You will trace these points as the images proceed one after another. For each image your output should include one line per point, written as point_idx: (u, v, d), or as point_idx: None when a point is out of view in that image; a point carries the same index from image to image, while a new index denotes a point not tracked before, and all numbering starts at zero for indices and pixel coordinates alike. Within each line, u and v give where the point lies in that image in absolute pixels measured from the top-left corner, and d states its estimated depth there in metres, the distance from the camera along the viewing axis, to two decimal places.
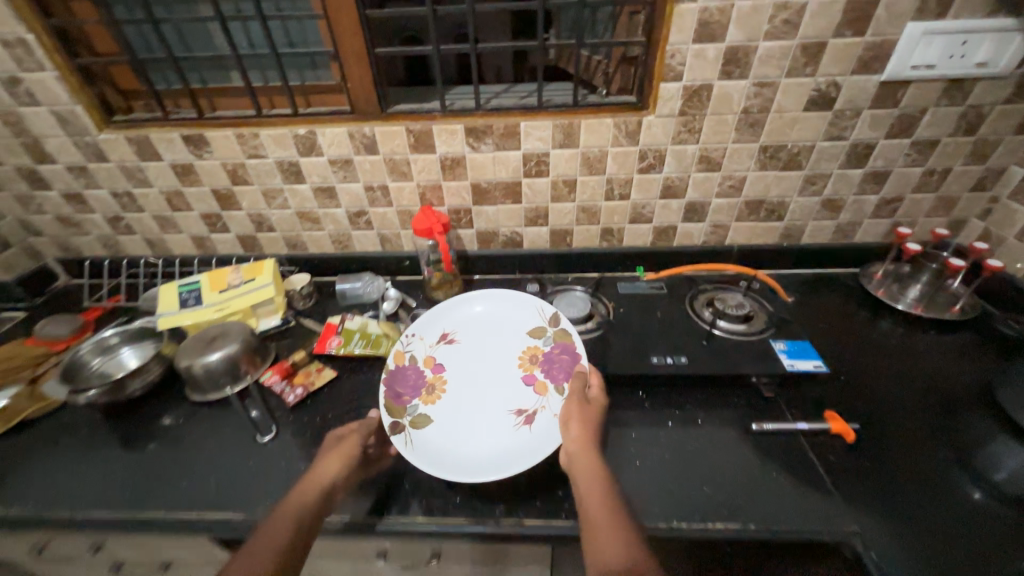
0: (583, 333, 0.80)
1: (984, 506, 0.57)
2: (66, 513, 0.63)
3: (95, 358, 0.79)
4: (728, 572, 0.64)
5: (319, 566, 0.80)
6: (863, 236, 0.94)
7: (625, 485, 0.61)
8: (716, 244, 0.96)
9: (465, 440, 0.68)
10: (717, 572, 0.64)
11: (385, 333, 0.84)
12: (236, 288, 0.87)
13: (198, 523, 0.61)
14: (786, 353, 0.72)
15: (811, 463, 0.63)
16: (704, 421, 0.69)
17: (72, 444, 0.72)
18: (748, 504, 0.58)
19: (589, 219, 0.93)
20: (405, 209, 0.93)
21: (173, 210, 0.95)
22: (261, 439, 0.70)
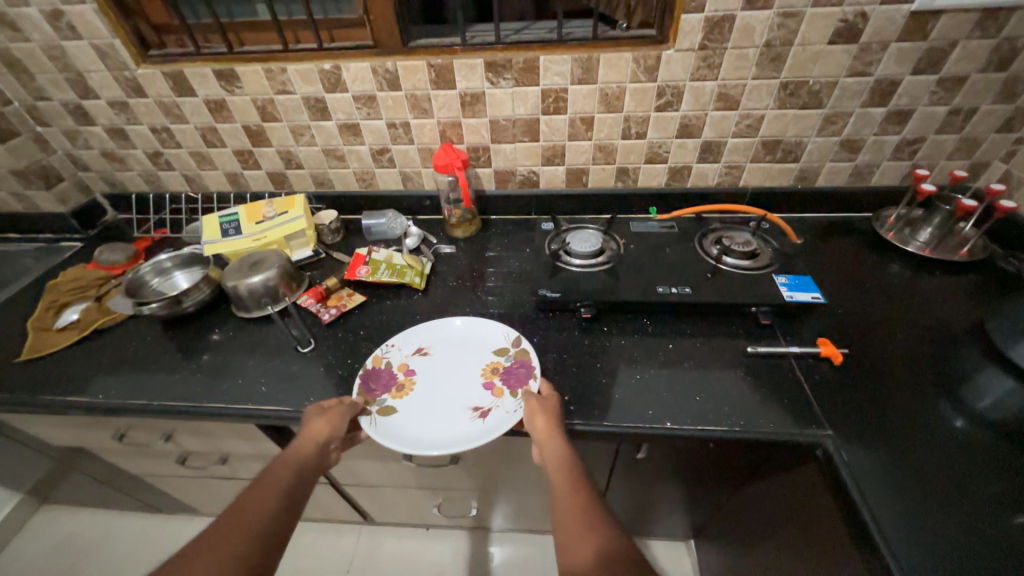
0: (593, 267, 0.84)
1: (961, 424, 0.62)
2: (142, 402, 0.73)
3: (153, 279, 0.88)
4: None
5: (355, 463, 0.92)
6: (880, 178, 0.94)
7: (626, 394, 0.69)
8: (730, 186, 0.98)
9: (420, 426, 0.67)
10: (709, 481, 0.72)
11: (409, 264, 0.90)
12: (271, 220, 0.93)
13: (253, 414, 0.71)
14: (786, 286, 0.77)
15: (797, 380, 0.69)
16: (702, 344, 0.75)
17: (140, 350, 0.82)
18: (735, 411, 0.65)
19: (605, 158, 0.95)
20: (426, 147, 0.96)
21: (208, 146, 1.00)
22: (302, 350, 0.79)
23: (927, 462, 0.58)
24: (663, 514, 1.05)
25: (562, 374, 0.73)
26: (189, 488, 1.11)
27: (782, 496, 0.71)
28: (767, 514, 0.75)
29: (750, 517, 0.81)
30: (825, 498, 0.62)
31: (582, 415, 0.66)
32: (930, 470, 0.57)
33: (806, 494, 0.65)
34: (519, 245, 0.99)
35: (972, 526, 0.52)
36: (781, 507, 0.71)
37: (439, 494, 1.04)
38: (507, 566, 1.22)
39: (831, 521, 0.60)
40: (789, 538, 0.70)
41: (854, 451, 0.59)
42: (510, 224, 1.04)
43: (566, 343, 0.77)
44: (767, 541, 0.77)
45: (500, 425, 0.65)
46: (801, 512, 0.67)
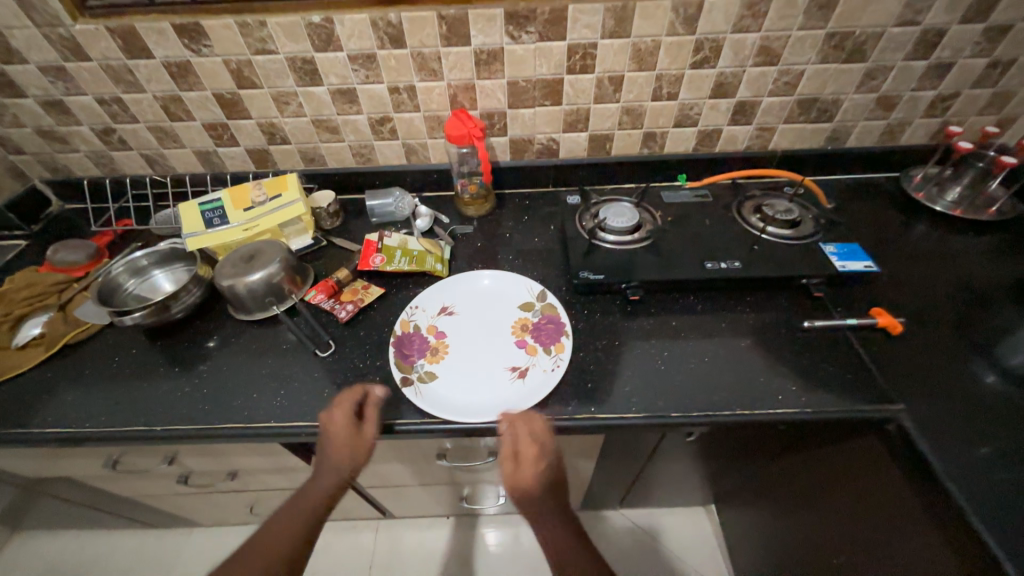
0: (633, 243, 0.77)
1: None
2: (139, 427, 0.63)
3: (129, 281, 0.75)
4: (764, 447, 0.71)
5: (381, 467, 0.85)
6: (909, 136, 0.91)
7: (688, 381, 0.64)
8: (759, 149, 0.92)
9: (462, 390, 0.64)
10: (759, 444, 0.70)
11: (428, 250, 0.81)
12: (262, 205, 0.81)
13: (274, 431, 0.62)
14: (836, 256, 0.73)
15: (858, 353, 0.66)
16: (755, 320, 0.72)
17: (124, 365, 0.70)
18: (803, 391, 0.63)
19: (631, 123, 0.88)
20: (434, 114, 0.86)
21: (172, 119, 0.85)
22: (321, 353, 0.70)
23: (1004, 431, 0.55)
24: (690, 484, 1.06)
25: (616, 362, 0.67)
26: (191, 504, 1.02)
27: (820, 468, 0.67)
28: (796, 484, 0.73)
29: (775, 487, 0.79)
30: (884, 469, 0.58)
31: (647, 408, 0.61)
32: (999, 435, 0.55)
33: (856, 465, 0.62)
34: (542, 221, 0.91)
35: None
36: (819, 480, 0.68)
37: (467, 488, 1.00)
38: (534, 546, 1.22)
39: (889, 493, 0.57)
40: (827, 510, 0.68)
41: (926, 423, 0.57)
42: (527, 199, 0.96)
43: (613, 327, 0.72)
44: (796, 511, 0.75)
45: (544, 386, 0.62)
46: (843, 483, 0.64)
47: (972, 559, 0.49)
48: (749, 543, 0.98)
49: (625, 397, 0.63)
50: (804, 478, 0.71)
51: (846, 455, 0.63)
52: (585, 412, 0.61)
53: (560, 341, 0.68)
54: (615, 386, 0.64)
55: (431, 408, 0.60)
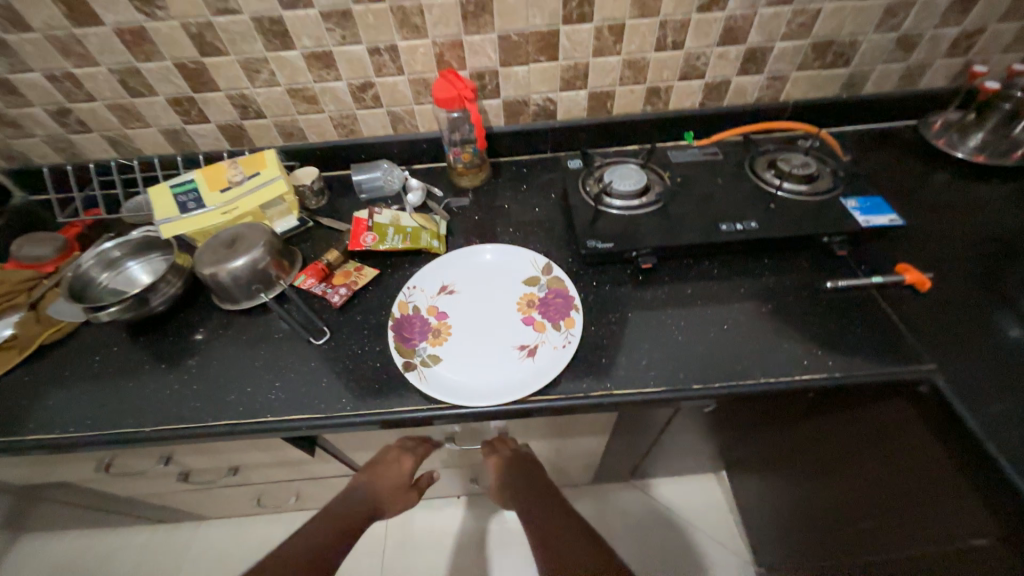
0: (641, 207, 0.72)
1: None
2: (129, 429, 0.59)
3: (102, 274, 0.69)
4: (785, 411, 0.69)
5: None
6: (928, 79, 0.86)
7: (705, 351, 0.61)
8: (770, 101, 0.87)
9: (469, 372, 0.60)
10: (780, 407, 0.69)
11: (421, 226, 0.76)
12: (241, 186, 0.75)
13: (272, 426, 0.59)
14: (859, 211, 0.69)
15: (885, 312, 0.63)
16: (773, 283, 0.68)
17: (107, 364, 0.66)
18: (829, 355, 0.60)
19: (634, 77, 0.81)
20: (420, 76, 0.79)
21: (133, 96, 0.78)
22: (316, 342, 0.65)
23: None
24: (702, 453, 1.04)
25: (630, 334, 0.63)
26: (196, 500, 1.00)
27: (842, 436, 0.65)
28: (818, 452, 0.71)
29: (792, 454, 0.78)
30: (915, 433, 0.56)
31: (666, 381, 0.58)
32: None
33: (883, 432, 0.59)
34: (542, 190, 0.85)
35: None
36: (842, 447, 0.66)
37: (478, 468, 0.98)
38: None
39: (921, 457, 0.55)
40: (854, 477, 0.66)
41: (962, 384, 0.54)
42: (525, 166, 0.90)
43: (624, 298, 0.68)
44: (820, 478, 0.74)
45: (555, 364, 0.59)
46: (868, 451, 0.62)
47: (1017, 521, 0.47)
48: (764, 508, 0.97)
49: (643, 371, 0.59)
50: (825, 446, 0.69)
51: (870, 422, 0.61)
52: (600, 389, 0.58)
53: (571, 316, 0.64)
54: (630, 359, 0.61)
55: (439, 394, 0.57)
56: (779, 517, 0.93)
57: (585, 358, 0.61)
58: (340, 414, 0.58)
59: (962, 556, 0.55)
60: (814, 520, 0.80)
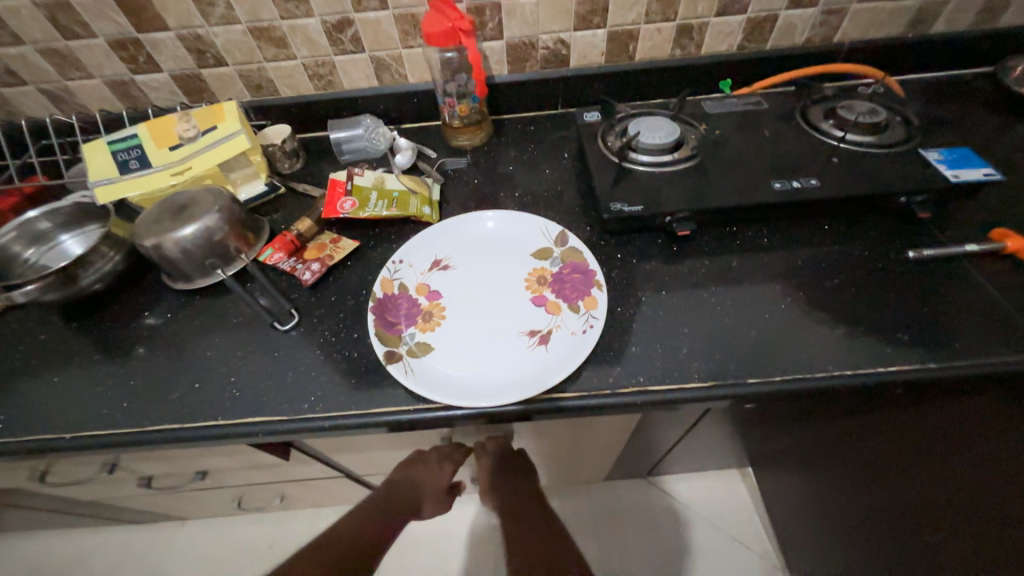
0: (673, 164, 0.60)
1: None
2: (55, 432, 0.49)
3: (27, 249, 0.58)
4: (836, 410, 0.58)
5: (377, 456, 0.72)
6: (1012, 14, 0.72)
7: (758, 336, 0.50)
8: (822, 42, 0.73)
9: (466, 364, 0.49)
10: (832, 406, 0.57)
11: (411, 190, 0.64)
12: (195, 143, 0.63)
13: (225, 429, 0.48)
14: (944, 164, 0.56)
15: (979, 290, 0.51)
16: (836, 255, 0.56)
17: (35, 355, 0.55)
18: (909, 340, 0.48)
19: (662, 12, 0.68)
20: (407, 11, 0.66)
21: (67, 37, 0.65)
22: (282, 327, 0.54)
23: None
24: (730, 450, 0.94)
25: (664, 317, 0.52)
26: (169, 502, 0.91)
27: (905, 436, 0.54)
28: (872, 453, 0.60)
29: (835, 452, 0.66)
30: (1005, 439, 0.44)
31: (711, 374, 0.47)
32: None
33: (964, 433, 0.48)
34: (552, 150, 0.73)
35: None
36: (903, 448, 0.55)
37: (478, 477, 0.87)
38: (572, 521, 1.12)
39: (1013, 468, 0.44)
40: (918, 488, 0.55)
41: None
42: (532, 124, 0.77)
43: (655, 274, 0.56)
44: (872, 482, 0.63)
45: (575, 354, 0.47)
46: (937, 455, 0.51)
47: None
48: (803, 512, 0.87)
49: (682, 361, 0.48)
50: (881, 445, 0.58)
51: (947, 421, 0.49)
52: (630, 384, 0.46)
53: (591, 295, 0.52)
54: (665, 346, 0.49)
55: (428, 392, 0.45)
56: (821, 521, 0.82)
57: (610, 345, 0.50)
58: (308, 415, 0.47)
59: None
60: (864, 527, 0.69)
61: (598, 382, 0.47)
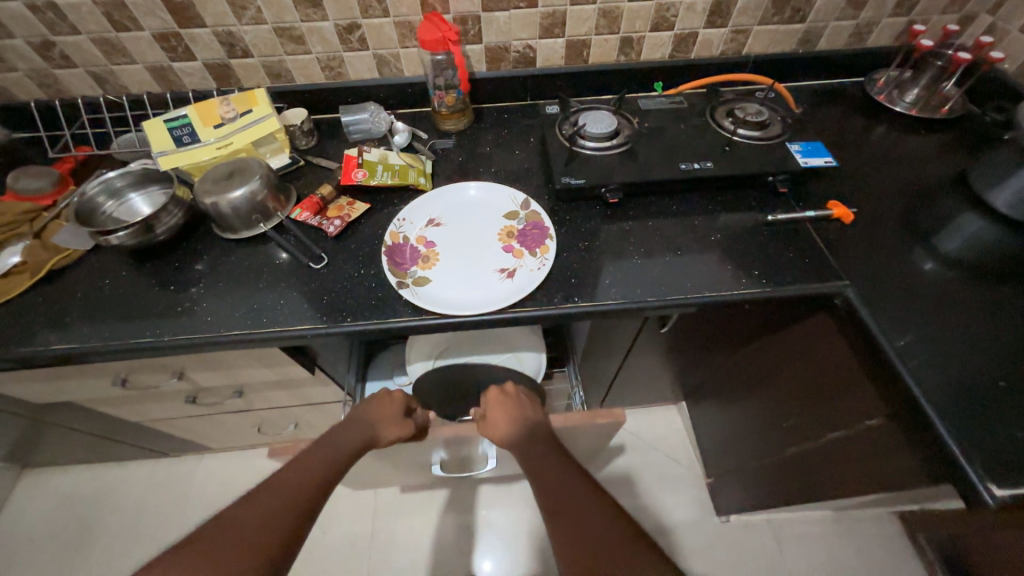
0: (610, 148, 0.80)
1: (936, 270, 0.69)
2: (147, 339, 0.66)
3: (108, 202, 0.75)
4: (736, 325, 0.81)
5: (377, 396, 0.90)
6: (875, 38, 0.94)
7: (663, 274, 0.70)
8: (733, 54, 0.93)
9: (457, 290, 0.68)
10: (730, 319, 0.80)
11: (409, 164, 0.81)
12: (233, 122, 0.79)
13: (280, 334, 0.66)
14: (800, 153, 0.78)
15: (814, 243, 0.73)
16: (724, 219, 0.78)
17: (118, 285, 0.71)
18: (765, 274, 0.70)
19: (608, 27, 0.86)
20: (404, 19, 0.82)
21: (118, 30, 0.79)
22: (315, 266, 0.72)
23: (930, 303, 0.64)
24: (664, 382, 1.17)
25: (594, 258, 0.72)
26: (199, 427, 1.08)
27: (775, 346, 0.77)
28: (757, 362, 0.83)
29: (738, 369, 0.89)
30: (830, 338, 0.68)
31: (624, 296, 0.67)
32: (940, 313, 0.63)
33: (808, 342, 0.71)
34: (521, 135, 0.91)
35: (941, 335, 0.61)
36: (775, 355, 0.78)
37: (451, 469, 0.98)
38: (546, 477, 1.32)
39: (832, 356, 0.68)
40: (783, 382, 0.79)
41: (869, 297, 0.66)
42: (506, 113, 0.95)
43: (593, 231, 0.76)
44: (756, 387, 0.86)
45: (532, 282, 0.67)
46: (793, 356, 0.75)
47: (902, 404, 0.58)
48: (716, 428, 1.11)
49: (605, 287, 0.69)
50: (763, 358, 0.81)
51: (800, 332, 0.72)
52: (569, 302, 0.66)
53: (546, 244, 0.72)
54: (598, 280, 0.69)
55: (431, 307, 0.65)
56: (727, 433, 1.06)
57: (558, 277, 0.69)
58: (341, 324, 0.65)
59: (857, 434, 0.67)
60: (753, 425, 0.93)
61: (547, 301, 0.66)
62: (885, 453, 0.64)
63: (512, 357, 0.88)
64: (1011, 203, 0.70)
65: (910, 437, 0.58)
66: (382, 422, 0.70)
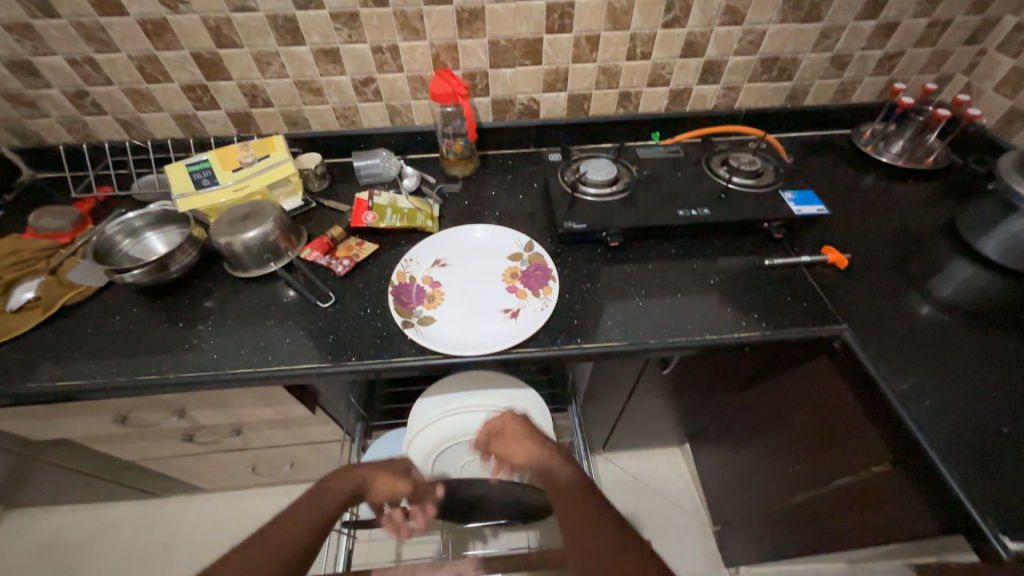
0: (611, 195, 0.83)
1: (931, 314, 0.70)
2: (154, 376, 0.66)
3: (125, 241, 0.78)
4: (737, 365, 0.81)
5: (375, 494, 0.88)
6: (859, 94, 1.00)
7: (664, 315, 0.72)
8: (726, 108, 0.99)
9: (461, 330, 0.70)
10: (730, 360, 0.80)
11: (417, 208, 0.84)
12: (251, 166, 0.83)
13: (283, 373, 0.66)
14: (793, 202, 0.82)
15: (811, 285, 0.75)
16: (722, 263, 0.80)
17: (127, 321, 0.72)
18: (765, 317, 0.71)
19: (608, 82, 0.92)
20: (417, 75, 0.88)
21: (149, 81, 0.84)
22: (322, 304, 0.73)
23: (929, 349, 0.65)
24: (667, 424, 1.15)
25: (597, 300, 0.74)
26: (193, 466, 1.06)
27: (778, 388, 0.77)
28: (761, 406, 0.82)
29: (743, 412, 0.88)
30: (831, 381, 0.68)
31: (627, 337, 0.68)
32: (939, 356, 0.64)
33: (809, 385, 0.72)
34: (525, 181, 0.95)
35: (945, 383, 0.61)
36: (778, 399, 0.78)
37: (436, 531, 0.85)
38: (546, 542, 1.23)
39: (832, 400, 0.68)
40: (788, 426, 0.78)
41: (867, 340, 0.66)
42: (510, 159, 1.00)
43: (595, 273, 0.78)
44: (761, 431, 0.85)
45: (535, 323, 0.68)
46: (794, 398, 0.75)
47: (907, 452, 0.58)
48: (721, 473, 1.08)
49: (608, 330, 0.69)
50: (766, 401, 0.81)
51: (801, 376, 0.73)
52: (572, 343, 0.67)
53: (549, 285, 0.74)
54: (599, 321, 0.70)
55: (436, 347, 0.66)
56: (733, 477, 1.04)
57: (561, 318, 0.70)
58: (344, 362, 0.66)
59: (863, 481, 0.66)
60: (760, 470, 0.90)
61: (550, 342, 0.67)
62: (892, 503, 0.62)
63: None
64: (999, 250, 0.73)
65: (919, 486, 0.57)
66: (382, 474, 0.72)
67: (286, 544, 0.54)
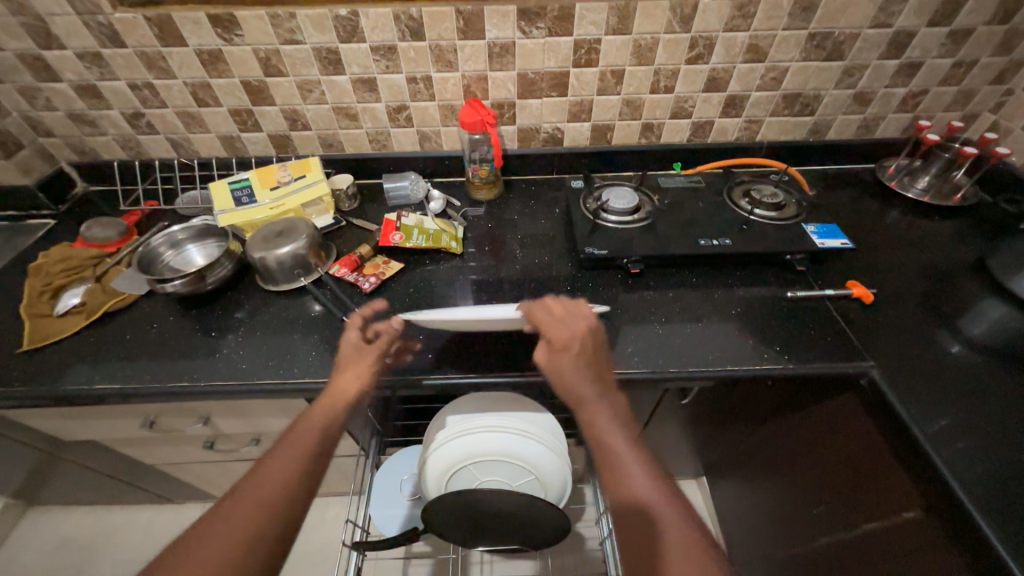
0: (632, 222, 0.84)
1: (963, 354, 0.68)
2: (184, 384, 0.68)
3: (167, 252, 0.82)
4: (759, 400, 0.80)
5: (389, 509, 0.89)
6: (883, 130, 1.00)
7: (685, 344, 0.71)
8: (747, 140, 1.01)
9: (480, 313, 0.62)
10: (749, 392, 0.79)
11: (442, 229, 0.87)
12: (288, 186, 0.87)
13: (306, 386, 0.67)
14: (816, 234, 0.82)
15: (834, 318, 0.75)
16: (743, 293, 0.80)
17: (163, 329, 0.76)
18: (788, 349, 0.71)
19: (631, 114, 0.94)
20: (447, 103, 0.92)
21: (200, 105, 0.90)
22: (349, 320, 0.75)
23: (962, 389, 0.63)
24: (684, 455, 1.13)
25: (617, 325, 0.74)
26: (210, 474, 1.07)
27: (802, 425, 0.76)
28: (783, 441, 0.80)
29: (764, 448, 0.86)
30: (857, 420, 0.67)
31: (648, 365, 0.68)
32: (973, 399, 0.62)
33: (834, 423, 0.70)
34: (546, 206, 0.97)
35: (983, 430, 0.59)
36: (802, 435, 0.76)
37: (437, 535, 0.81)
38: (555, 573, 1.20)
39: (859, 439, 0.66)
40: (812, 463, 0.76)
41: (896, 379, 0.65)
42: (533, 185, 1.02)
43: (616, 300, 0.78)
44: (784, 468, 0.83)
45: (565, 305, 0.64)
46: (819, 435, 0.73)
47: (938, 495, 0.56)
48: (740, 510, 1.05)
49: (628, 357, 0.69)
50: (790, 437, 0.79)
51: (827, 414, 0.71)
52: None
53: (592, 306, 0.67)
54: (619, 347, 0.71)
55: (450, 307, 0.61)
56: (753, 515, 1.00)
57: None
58: None
59: (890, 528, 0.63)
60: (782, 509, 0.87)
61: None
62: (919, 555, 0.59)
63: (536, 481, 0.79)
64: None
65: (952, 537, 0.54)
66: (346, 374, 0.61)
67: (251, 512, 0.46)
